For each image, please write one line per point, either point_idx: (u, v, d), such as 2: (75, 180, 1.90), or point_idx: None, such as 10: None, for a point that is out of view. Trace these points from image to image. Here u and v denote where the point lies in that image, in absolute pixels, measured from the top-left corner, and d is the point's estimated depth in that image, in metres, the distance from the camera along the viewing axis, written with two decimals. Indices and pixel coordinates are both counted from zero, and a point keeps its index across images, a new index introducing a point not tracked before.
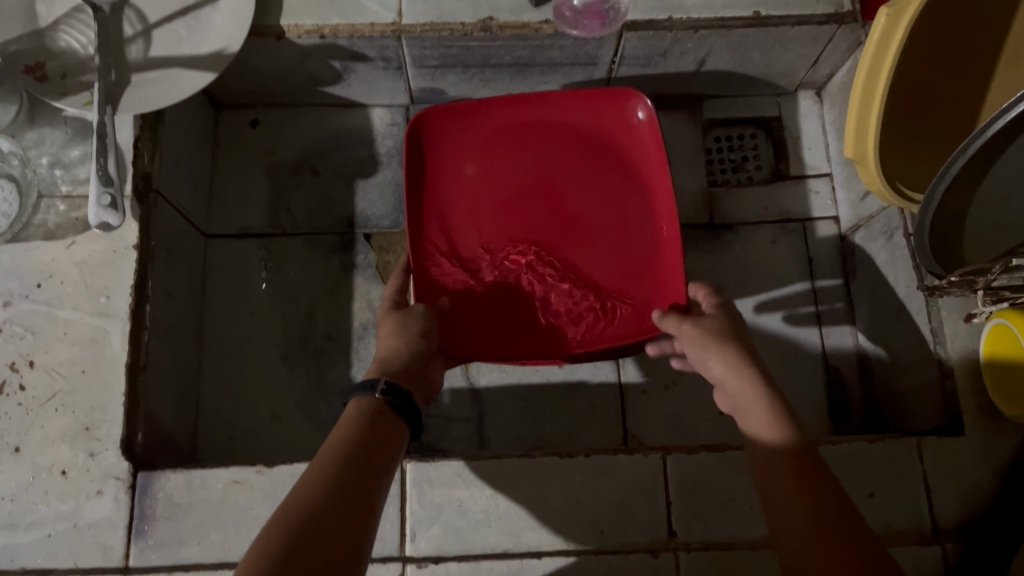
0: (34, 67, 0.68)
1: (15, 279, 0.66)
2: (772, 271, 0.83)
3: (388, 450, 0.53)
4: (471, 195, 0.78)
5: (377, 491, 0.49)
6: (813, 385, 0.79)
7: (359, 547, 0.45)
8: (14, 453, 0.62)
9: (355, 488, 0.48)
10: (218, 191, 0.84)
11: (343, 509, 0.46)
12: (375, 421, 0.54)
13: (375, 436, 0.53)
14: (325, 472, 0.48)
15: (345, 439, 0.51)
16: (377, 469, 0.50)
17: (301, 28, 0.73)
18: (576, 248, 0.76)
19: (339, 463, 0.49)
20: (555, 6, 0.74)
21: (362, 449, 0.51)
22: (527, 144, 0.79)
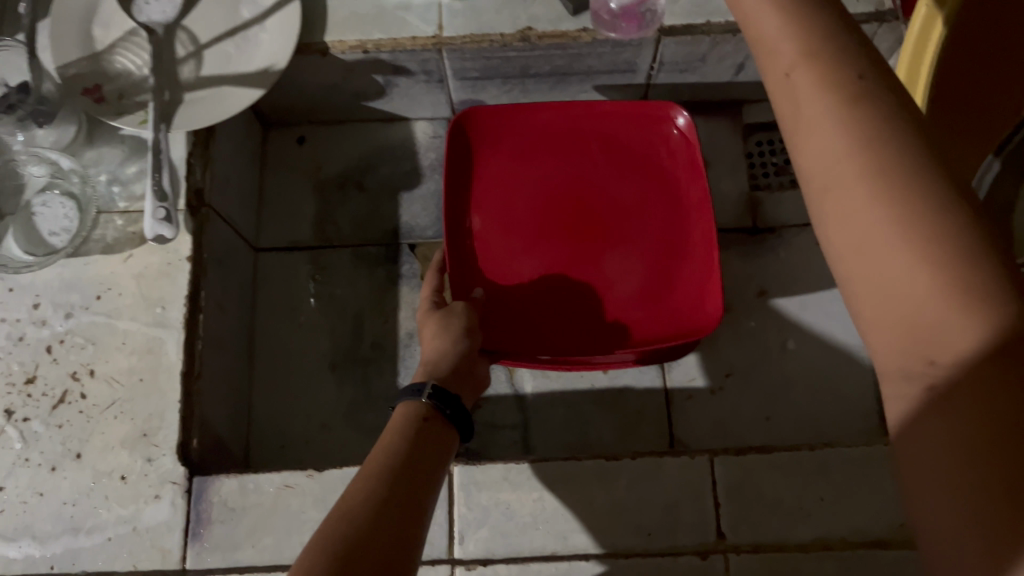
0: (93, 89, 0.71)
1: (76, 292, 0.69)
2: (818, 273, 0.83)
3: (439, 457, 0.53)
4: (507, 202, 0.80)
5: (428, 499, 0.50)
6: (863, 387, 0.78)
7: (412, 553, 0.45)
8: (76, 459, 0.64)
9: (406, 496, 0.48)
10: (267, 206, 0.87)
11: (390, 518, 0.46)
12: (424, 429, 0.54)
13: (422, 443, 0.53)
14: (375, 479, 0.48)
15: (395, 447, 0.52)
16: (422, 479, 0.50)
17: (345, 45, 0.75)
18: (609, 255, 0.78)
19: (390, 470, 0.49)
20: (592, 11, 0.75)
21: (412, 457, 0.51)
22: (562, 155, 0.81)
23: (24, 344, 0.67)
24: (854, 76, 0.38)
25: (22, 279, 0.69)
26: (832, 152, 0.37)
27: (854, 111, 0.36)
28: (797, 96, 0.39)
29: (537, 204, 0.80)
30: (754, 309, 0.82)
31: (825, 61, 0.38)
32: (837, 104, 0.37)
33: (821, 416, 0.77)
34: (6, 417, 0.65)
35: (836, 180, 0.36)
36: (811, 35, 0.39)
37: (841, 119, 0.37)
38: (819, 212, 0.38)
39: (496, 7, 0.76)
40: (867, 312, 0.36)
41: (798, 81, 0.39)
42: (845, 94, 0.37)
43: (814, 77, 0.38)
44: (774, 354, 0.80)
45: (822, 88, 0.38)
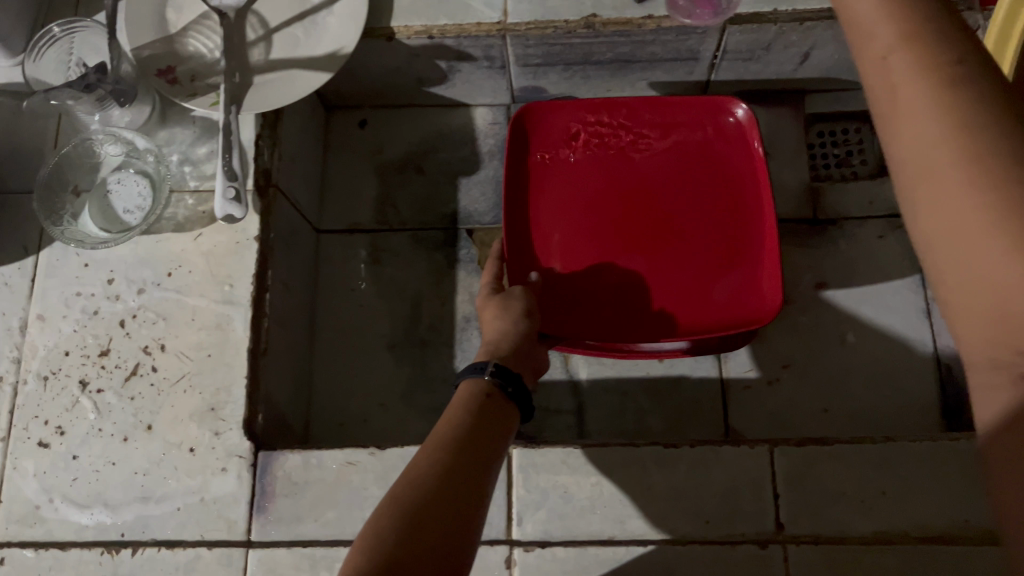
0: (166, 71, 0.73)
1: (148, 269, 0.71)
2: (879, 267, 0.82)
3: (501, 430, 0.54)
4: (566, 192, 0.80)
5: (491, 469, 0.50)
6: (924, 383, 0.77)
7: (475, 522, 0.46)
8: (147, 430, 0.66)
9: (469, 466, 0.49)
10: (329, 189, 0.88)
11: (452, 487, 0.46)
12: (485, 403, 0.55)
13: (486, 415, 0.54)
14: (437, 452, 0.49)
15: (455, 421, 0.53)
16: (485, 451, 0.51)
17: (410, 30, 0.76)
18: (667, 245, 0.78)
19: (453, 442, 0.50)
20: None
21: (474, 429, 0.52)
22: (624, 146, 0.81)
23: (98, 317, 0.69)
24: (951, 62, 0.38)
25: (98, 254, 0.71)
26: (926, 137, 0.37)
27: (951, 96, 0.36)
28: (892, 80, 0.39)
29: (595, 193, 0.80)
30: (813, 300, 0.81)
31: (922, 47, 0.38)
32: (933, 88, 0.37)
33: (880, 410, 0.76)
34: (81, 388, 0.67)
35: (930, 166, 0.36)
36: (912, 20, 0.39)
37: (935, 103, 0.37)
38: (913, 198, 0.38)
39: None
40: (957, 301, 0.35)
41: (895, 66, 0.39)
42: (943, 80, 0.37)
43: (910, 62, 0.38)
44: (833, 347, 0.79)
45: (920, 72, 0.38)
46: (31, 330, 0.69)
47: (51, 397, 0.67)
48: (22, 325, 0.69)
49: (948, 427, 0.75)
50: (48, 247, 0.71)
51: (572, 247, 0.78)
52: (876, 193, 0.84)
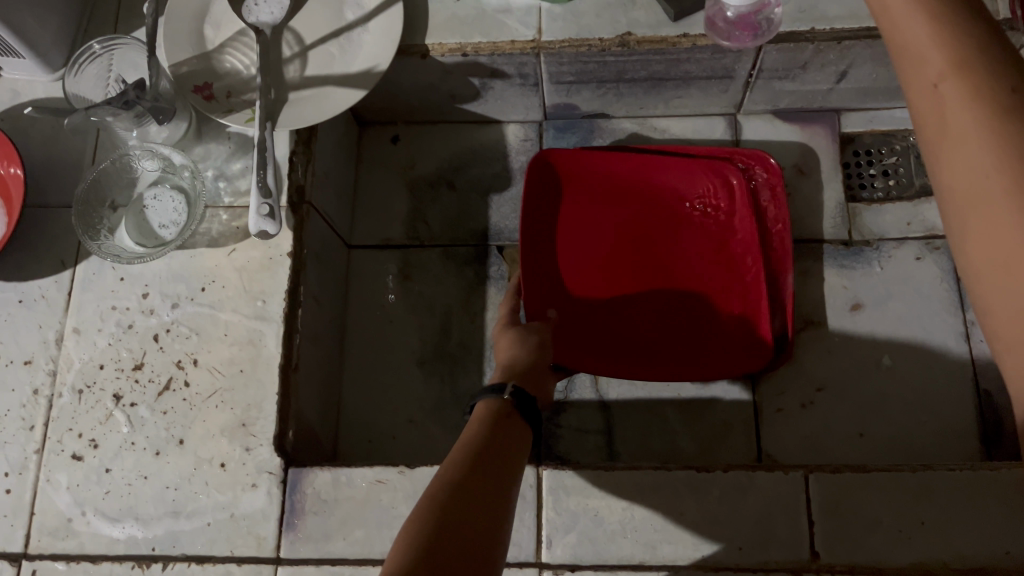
0: (203, 87, 0.74)
1: (182, 283, 0.71)
2: (917, 289, 0.80)
3: (518, 452, 0.54)
4: (589, 240, 0.81)
5: (508, 490, 0.50)
6: (962, 408, 0.75)
7: (495, 544, 0.46)
8: (179, 445, 0.67)
9: (488, 488, 0.49)
10: (361, 204, 0.88)
11: (471, 508, 0.46)
12: (501, 429, 0.55)
13: (501, 439, 0.54)
14: (455, 474, 0.49)
15: (471, 445, 0.52)
16: (502, 474, 0.51)
17: (444, 47, 0.76)
18: (686, 297, 0.79)
19: (469, 464, 0.50)
20: (707, 16, 0.74)
21: (490, 453, 0.52)
22: (646, 195, 0.83)
23: (133, 331, 0.70)
24: (1006, 90, 0.37)
25: (133, 268, 0.72)
26: (980, 170, 0.36)
27: (1009, 129, 0.36)
28: (943, 107, 0.39)
29: (616, 242, 0.81)
30: (848, 322, 0.80)
31: (976, 76, 0.38)
32: (988, 120, 0.36)
33: (916, 436, 0.75)
34: (114, 401, 0.68)
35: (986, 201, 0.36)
36: (964, 43, 0.39)
37: (993, 132, 0.36)
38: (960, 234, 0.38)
39: (596, 11, 0.75)
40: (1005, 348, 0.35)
41: (945, 93, 0.38)
42: (998, 109, 0.36)
43: (963, 89, 0.38)
44: (869, 370, 0.78)
45: (974, 99, 0.37)
46: (67, 342, 0.70)
47: (85, 409, 0.68)
48: (58, 338, 0.70)
49: (987, 455, 0.73)
50: (85, 260, 0.72)
51: (588, 286, 0.80)
52: (914, 213, 0.83)
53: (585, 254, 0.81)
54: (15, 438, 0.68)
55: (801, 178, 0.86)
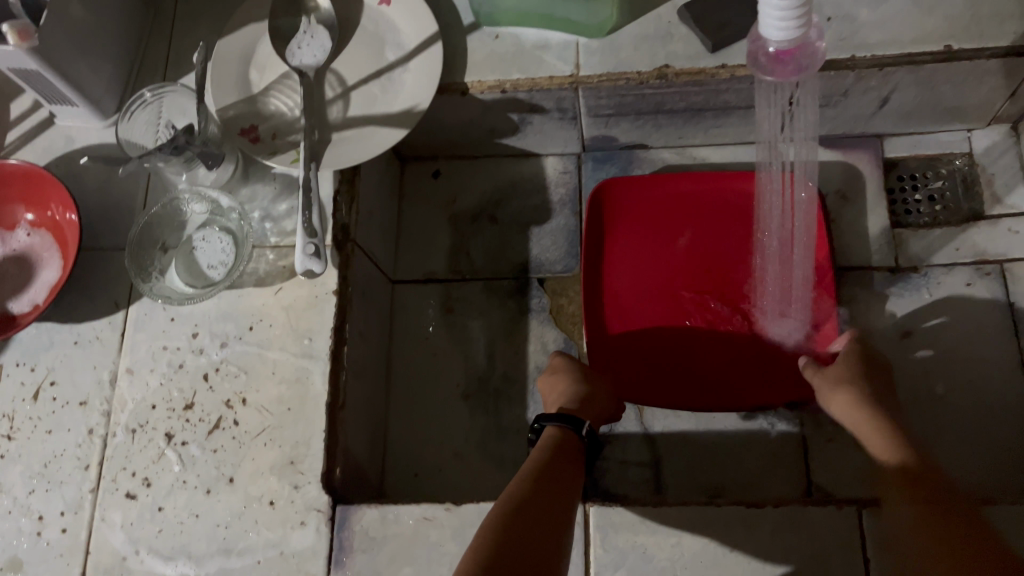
0: (249, 130, 0.76)
1: (230, 322, 0.72)
2: (968, 315, 0.79)
3: (566, 492, 0.56)
4: (641, 267, 0.83)
5: (557, 530, 0.52)
6: (1019, 439, 0.74)
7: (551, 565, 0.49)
8: (229, 482, 0.68)
9: (534, 531, 0.51)
10: (403, 240, 0.90)
11: (528, 526, 0.51)
12: (556, 457, 0.60)
13: (559, 466, 0.59)
14: (511, 504, 0.53)
15: (527, 474, 0.57)
16: (557, 495, 0.55)
17: (483, 84, 0.77)
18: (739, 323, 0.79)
19: (515, 510, 0.53)
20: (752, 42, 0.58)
21: (537, 496, 0.54)
22: (701, 228, 0.84)
23: (184, 371, 0.71)
24: None
25: (183, 308, 0.73)
26: None
27: None
28: None
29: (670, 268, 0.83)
30: (898, 351, 0.78)
31: None
32: None
33: (972, 467, 0.73)
34: (166, 440, 0.69)
35: None
36: None
37: None
38: None
39: (634, 45, 0.76)
40: None
41: None
42: None
43: None
44: (921, 399, 0.76)
45: None
46: (120, 382, 0.72)
47: (138, 448, 0.69)
48: (112, 378, 0.72)
49: None
50: (137, 301, 0.74)
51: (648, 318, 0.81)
52: (962, 238, 0.81)
53: (644, 285, 0.82)
54: (71, 477, 0.69)
55: (844, 205, 0.85)
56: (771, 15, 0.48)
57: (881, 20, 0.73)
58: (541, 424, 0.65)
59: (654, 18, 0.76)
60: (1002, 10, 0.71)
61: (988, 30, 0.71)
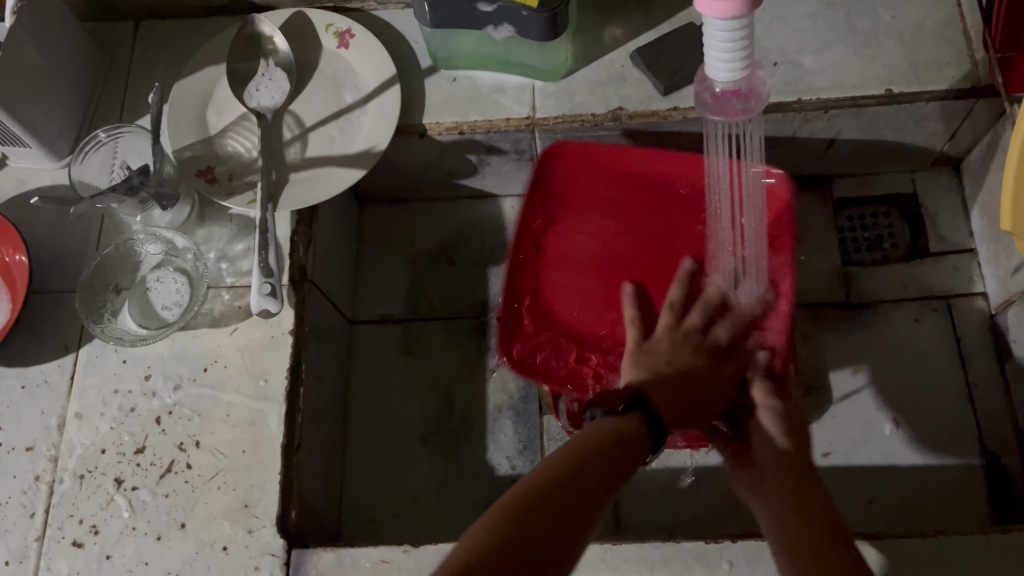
0: (206, 171, 0.76)
1: (184, 364, 0.71)
2: (917, 350, 0.81)
3: (633, 459, 0.55)
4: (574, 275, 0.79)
5: (617, 490, 0.51)
6: (969, 471, 0.75)
7: (585, 536, 0.46)
8: (180, 528, 0.66)
9: (597, 474, 0.51)
10: (362, 281, 0.89)
11: (576, 487, 0.48)
12: (626, 436, 0.56)
13: (621, 442, 0.55)
14: (566, 460, 0.51)
15: (587, 441, 0.54)
16: (616, 467, 0.53)
17: (441, 126, 0.78)
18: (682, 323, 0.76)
19: (583, 454, 0.52)
20: (703, 78, 0.56)
21: (612, 457, 0.53)
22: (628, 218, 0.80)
23: (135, 414, 0.70)
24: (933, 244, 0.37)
25: (135, 350, 0.72)
26: None
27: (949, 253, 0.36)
28: None
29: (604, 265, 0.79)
30: (850, 386, 0.80)
31: None
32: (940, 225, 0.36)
33: (924, 501, 0.74)
34: (116, 486, 0.67)
35: None
36: None
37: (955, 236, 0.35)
38: None
39: (589, 89, 0.78)
40: None
41: None
42: None
43: None
44: (874, 433, 0.78)
45: None
46: (68, 428, 0.70)
47: (86, 495, 0.67)
48: (60, 424, 0.70)
49: (998, 518, 0.73)
50: (88, 343, 0.72)
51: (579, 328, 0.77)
52: (909, 275, 0.83)
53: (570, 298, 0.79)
54: (16, 526, 0.67)
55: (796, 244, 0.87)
56: (714, 60, 0.50)
57: (825, 66, 0.76)
58: (608, 415, 0.61)
59: (607, 63, 0.79)
60: (940, 56, 0.74)
61: (927, 75, 0.74)
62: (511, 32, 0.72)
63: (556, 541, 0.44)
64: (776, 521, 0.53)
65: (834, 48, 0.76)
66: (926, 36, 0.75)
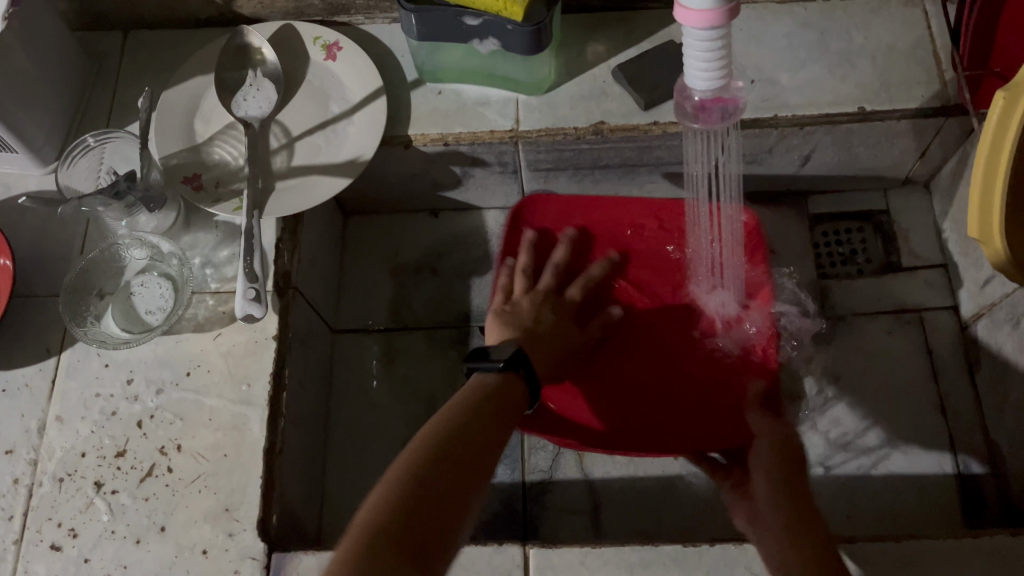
0: (192, 178, 0.76)
1: (167, 369, 0.71)
2: (890, 361, 0.82)
3: (507, 417, 0.58)
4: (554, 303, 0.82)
5: (494, 454, 0.54)
6: (942, 479, 0.76)
7: (461, 519, 0.47)
8: (160, 532, 0.66)
9: (473, 431, 0.53)
10: (345, 291, 0.90)
11: (449, 465, 0.49)
12: (494, 399, 0.58)
13: (490, 404, 0.58)
14: (440, 431, 0.52)
15: (455, 414, 0.55)
16: (491, 433, 0.55)
17: (426, 137, 0.79)
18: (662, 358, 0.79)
19: (454, 424, 0.54)
20: (679, 86, 0.58)
21: (481, 410, 0.56)
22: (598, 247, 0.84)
23: (117, 418, 0.70)
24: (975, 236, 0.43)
25: (118, 355, 0.72)
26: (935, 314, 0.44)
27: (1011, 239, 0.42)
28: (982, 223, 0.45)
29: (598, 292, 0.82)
30: (827, 397, 0.81)
31: None
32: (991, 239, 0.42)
33: (898, 509, 0.76)
34: (95, 489, 0.67)
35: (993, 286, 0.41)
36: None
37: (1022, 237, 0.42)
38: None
39: (571, 103, 0.79)
40: None
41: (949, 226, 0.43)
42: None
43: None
44: (850, 443, 0.79)
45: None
46: (49, 431, 0.70)
47: (65, 498, 0.67)
48: (40, 427, 0.70)
49: (971, 525, 0.74)
50: (70, 348, 0.72)
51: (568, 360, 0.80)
52: (883, 289, 0.86)
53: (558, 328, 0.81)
54: None
55: (773, 258, 0.88)
56: (693, 69, 0.52)
57: (801, 84, 0.78)
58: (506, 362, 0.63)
59: (589, 78, 0.80)
60: (911, 76, 0.77)
61: (898, 94, 0.76)
62: (496, 46, 0.74)
63: (442, 517, 0.46)
64: (778, 558, 0.52)
65: (809, 67, 0.79)
66: (897, 56, 0.78)
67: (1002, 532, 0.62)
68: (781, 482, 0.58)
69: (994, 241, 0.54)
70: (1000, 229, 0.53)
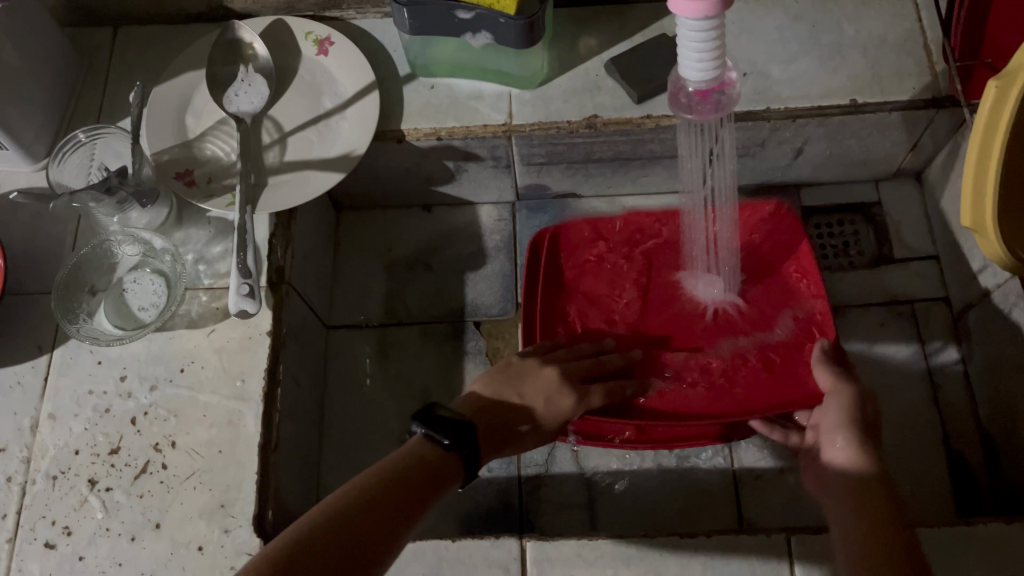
0: (184, 173, 0.76)
1: (161, 365, 0.71)
2: (883, 352, 0.83)
3: (420, 500, 0.52)
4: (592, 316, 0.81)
5: (388, 543, 0.48)
6: (935, 469, 0.77)
7: None
8: (155, 529, 0.65)
9: (363, 526, 0.47)
10: (339, 286, 0.90)
11: (312, 556, 0.44)
12: (405, 474, 0.52)
13: (400, 482, 0.52)
14: (332, 514, 0.47)
15: (355, 486, 0.50)
16: (389, 518, 0.49)
17: (419, 132, 0.79)
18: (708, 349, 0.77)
19: (354, 504, 0.48)
20: (671, 80, 0.58)
21: (365, 499, 0.49)
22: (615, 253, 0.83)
23: (110, 415, 0.69)
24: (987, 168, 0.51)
25: (111, 352, 0.72)
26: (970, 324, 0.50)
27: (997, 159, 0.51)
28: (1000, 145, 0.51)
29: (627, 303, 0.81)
30: None
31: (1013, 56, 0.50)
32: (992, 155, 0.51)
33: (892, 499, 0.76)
34: (89, 487, 0.67)
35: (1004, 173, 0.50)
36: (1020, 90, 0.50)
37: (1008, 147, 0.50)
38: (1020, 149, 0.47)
39: (564, 97, 0.79)
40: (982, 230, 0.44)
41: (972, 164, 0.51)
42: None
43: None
44: None
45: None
46: (42, 429, 0.69)
47: (59, 496, 0.67)
48: (33, 425, 0.69)
49: (964, 514, 0.75)
50: (63, 345, 0.72)
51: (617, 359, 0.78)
52: (875, 281, 0.86)
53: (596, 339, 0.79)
54: None
55: None
56: (687, 60, 0.52)
57: (793, 76, 0.78)
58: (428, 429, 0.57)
59: (582, 72, 0.80)
60: (902, 68, 0.77)
61: (890, 86, 0.77)
62: (488, 40, 0.74)
63: None
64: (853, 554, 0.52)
65: (801, 59, 0.79)
66: (888, 48, 0.78)
67: (996, 520, 0.62)
68: (866, 492, 0.56)
69: (986, 226, 0.54)
70: (993, 213, 0.53)
